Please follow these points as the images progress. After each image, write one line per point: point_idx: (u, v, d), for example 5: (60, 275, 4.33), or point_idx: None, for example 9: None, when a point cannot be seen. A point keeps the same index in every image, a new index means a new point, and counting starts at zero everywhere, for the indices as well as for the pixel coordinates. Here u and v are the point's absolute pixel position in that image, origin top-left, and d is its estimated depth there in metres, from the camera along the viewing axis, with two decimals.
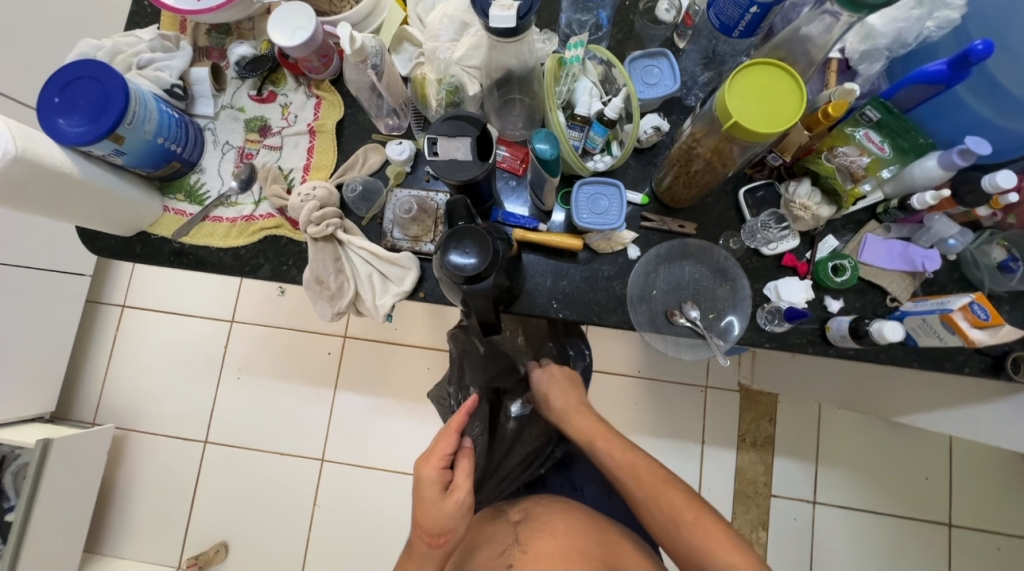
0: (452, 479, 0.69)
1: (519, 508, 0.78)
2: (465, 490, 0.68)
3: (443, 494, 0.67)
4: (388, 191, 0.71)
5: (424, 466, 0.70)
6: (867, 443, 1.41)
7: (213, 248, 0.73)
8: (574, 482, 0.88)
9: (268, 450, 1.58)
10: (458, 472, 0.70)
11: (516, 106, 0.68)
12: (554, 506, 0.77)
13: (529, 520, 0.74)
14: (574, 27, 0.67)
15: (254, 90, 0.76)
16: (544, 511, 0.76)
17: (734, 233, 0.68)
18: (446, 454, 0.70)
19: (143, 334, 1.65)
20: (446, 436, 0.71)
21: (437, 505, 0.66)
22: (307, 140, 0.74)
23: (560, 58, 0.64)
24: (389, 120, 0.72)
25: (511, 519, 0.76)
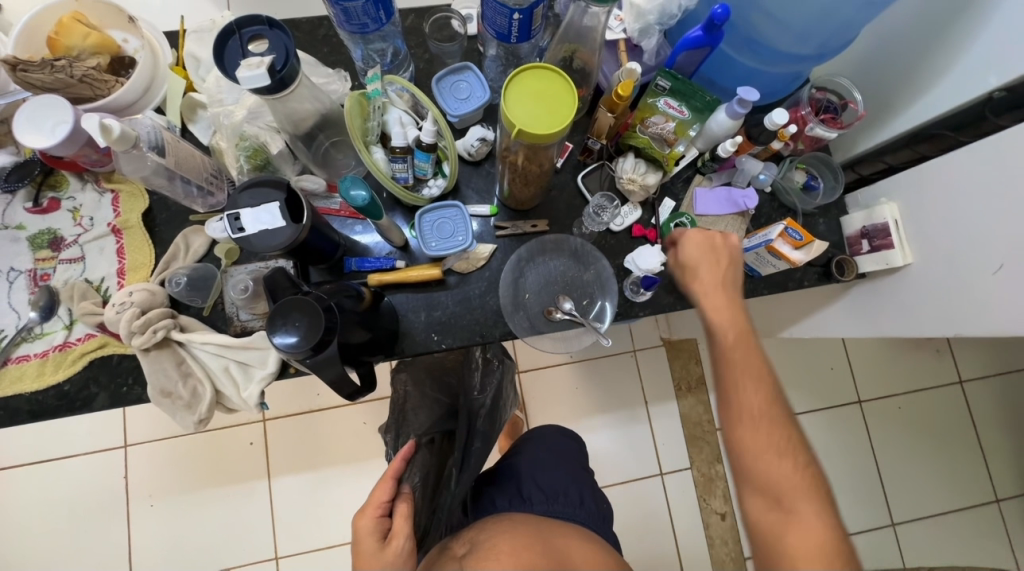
0: (391, 526, 0.68)
1: (464, 541, 0.75)
2: (404, 534, 0.67)
3: (382, 543, 0.67)
4: (221, 272, 0.64)
5: (361, 518, 0.68)
6: (779, 355, 1.56)
7: (27, 393, 0.62)
8: (523, 492, 0.84)
9: (211, 569, 1.41)
10: (396, 518, 0.69)
11: (342, 149, 0.65)
12: (501, 528, 0.75)
13: (475, 550, 0.70)
14: (370, 59, 0.65)
15: (29, 200, 0.65)
16: (489, 537, 0.73)
17: (582, 220, 0.71)
18: (384, 502, 0.70)
19: (15, 496, 1.39)
20: (382, 485, 0.71)
21: (376, 556, 0.65)
22: (113, 241, 0.65)
23: (362, 94, 0.61)
24: (204, 199, 0.65)
25: (457, 554, 0.72)
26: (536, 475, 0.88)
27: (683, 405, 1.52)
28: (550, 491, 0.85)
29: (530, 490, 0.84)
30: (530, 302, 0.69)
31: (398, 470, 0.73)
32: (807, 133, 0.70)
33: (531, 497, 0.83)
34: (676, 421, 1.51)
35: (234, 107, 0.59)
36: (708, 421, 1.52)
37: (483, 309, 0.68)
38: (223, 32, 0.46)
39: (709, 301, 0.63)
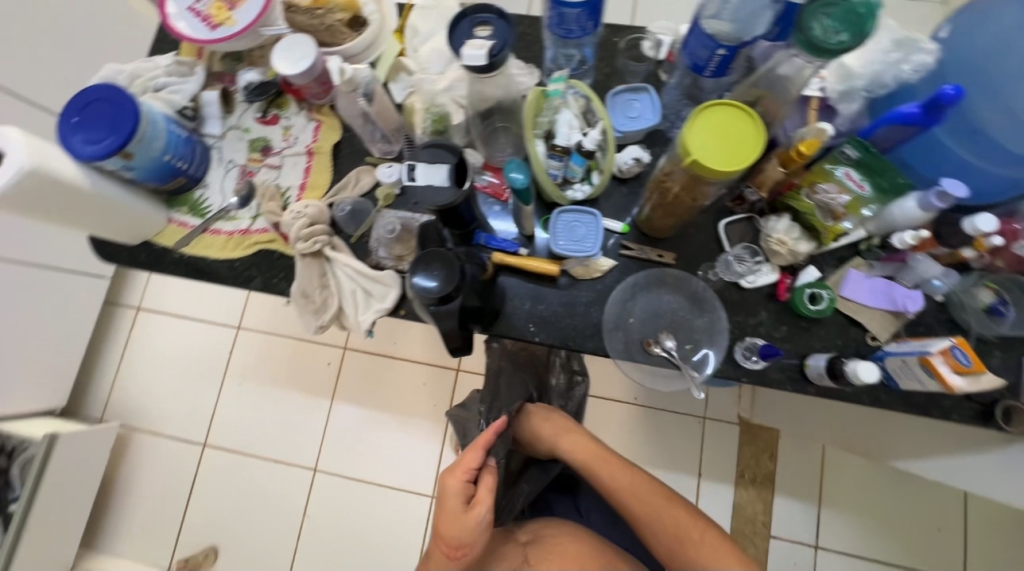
0: (475, 493, 0.80)
1: (528, 530, 0.91)
2: (485, 505, 0.78)
3: (466, 507, 0.78)
4: (375, 211, 0.73)
5: (453, 478, 0.80)
6: (873, 486, 1.37)
7: (211, 259, 0.76)
8: (579, 507, 0.99)
9: (263, 457, 1.60)
10: (480, 488, 0.80)
11: (501, 135, 0.69)
12: (562, 527, 0.89)
13: (537, 540, 0.87)
14: (560, 61, 0.69)
15: (260, 112, 0.80)
16: (551, 532, 0.88)
17: (712, 264, 0.69)
18: (472, 469, 0.81)
19: (154, 336, 1.71)
20: (473, 453, 0.82)
21: (460, 516, 0.77)
22: (304, 161, 0.78)
23: (543, 91, 0.65)
24: (382, 145, 0.75)
25: (521, 541, 0.89)
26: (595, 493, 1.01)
27: (739, 495, 1.39)
28: (608, 514, 0.97)
29: (587, 508, 0.98)
30: (631, 327, 0.68)
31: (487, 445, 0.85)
32: (1012, 251, 0.61)
33: (586, 512, 0.98)
34: (727, 508, 1.39)
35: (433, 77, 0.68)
36: (762, 523, 1.37)
37: (584, 318, 0.69)
38: (459, 14, 0.52)
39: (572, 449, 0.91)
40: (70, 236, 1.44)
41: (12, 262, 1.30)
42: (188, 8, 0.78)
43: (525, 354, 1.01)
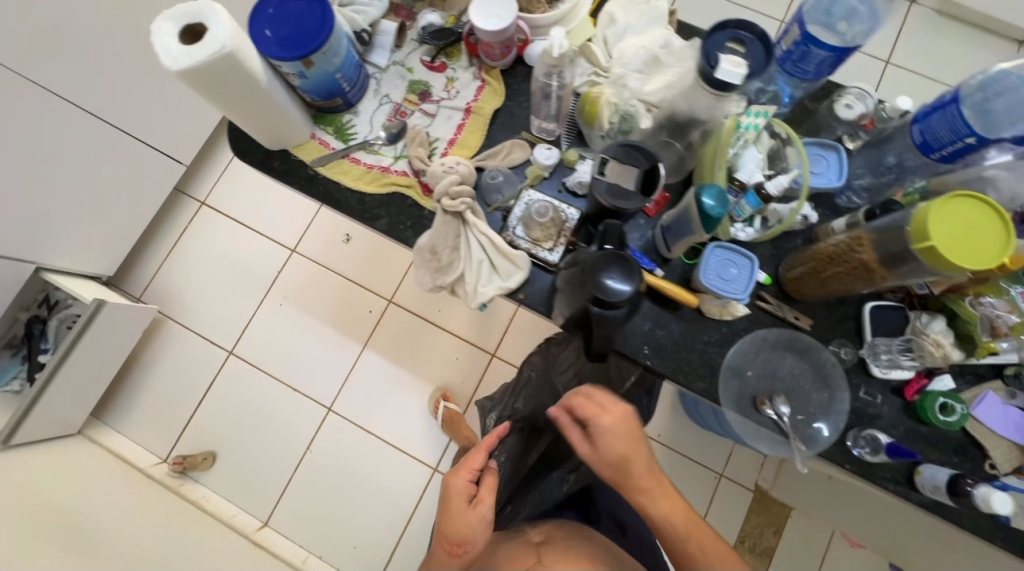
0: (477, 493, 0.74)
1: (541, 529, 0.85)
2: (487, 505, 0.73)
3: (469, 505, 0.73)
4: (521, 188, 0.72)
5: (456, 477, 0.75)
6: None
7: (343, 186, 0.75)
8: (591, 514, 0.93)
9: (282, 381, 1.61)
10: (484, 488, 0.74)
11: (671, 152, 0.67)
12: (577, 532, 0.84)
13: (551, 543, 0.80)
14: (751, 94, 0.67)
15: (428, 56, 0.78)
16: (566, 536, 0.82)
17: (847, 342, 0.66)
18: (475, 470, 0.76)
19: (210, 234, 1.72)
20: (478, 453, 0.77)
21: (462, 513, 0.72)
22: (460, 117, 0.76)
23: (737, 121, 0.61)
24: (544, 122, 0.73)
25: (533, 539, 0.82)
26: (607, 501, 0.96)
27: None
28: (617, 523, 0.93)
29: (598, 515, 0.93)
30: (747, 380, 0.66)
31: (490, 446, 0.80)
32: None
33: (598, 519, 0.92)
34: None
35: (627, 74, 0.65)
36: None
37: (701, 357, 0.67)
38: (721, 24, 0.48)
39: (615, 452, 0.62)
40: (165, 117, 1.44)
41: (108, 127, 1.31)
42: None
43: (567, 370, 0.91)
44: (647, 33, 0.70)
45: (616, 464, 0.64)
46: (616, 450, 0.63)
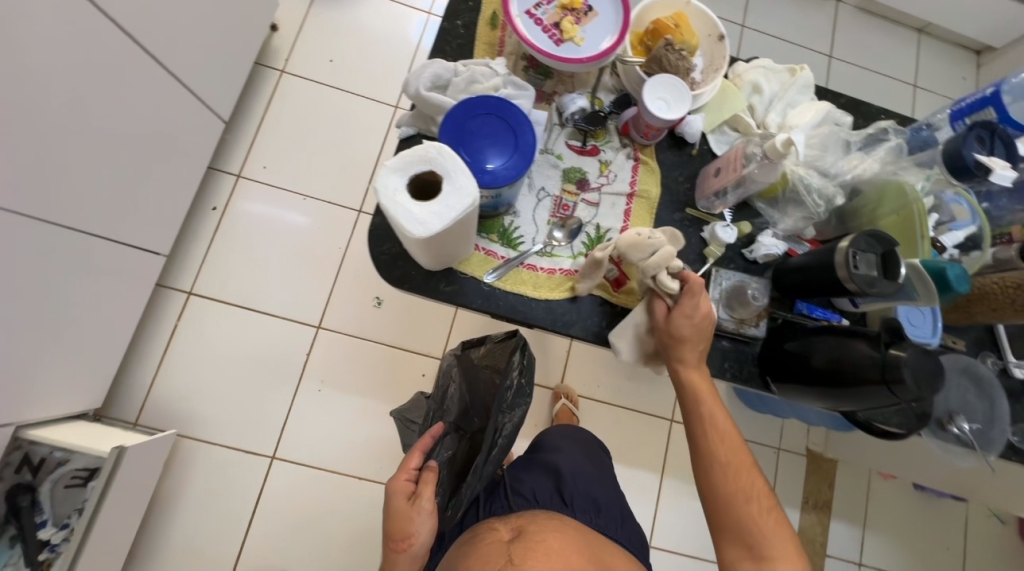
0: (418, 489, 0.79)
1: (511, 525, 0.82)
2: (427, 497, 0.77)
3: (410, 501, 0.77)
4: (709, 269, 0.72)
5: (395, 478, 0.79)
6: (924, 524, 1.48)
7: (526, 297, 0.69)
8: (564, 496, 0.87)
9: (340, 472, 1.44)
10: (424, 483, 0.79)
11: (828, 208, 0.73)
12: (548, 525, 0.80)
13: (524, 537, 0.77)
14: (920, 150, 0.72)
15: (576, 140, 0.74)
16: (538, 529, 0.78)
17: (991, 354, 0.78)
18: (414, 468, 0.81)
19: (209, 327, 1.46)
20: (416, 453, 0.82)
21: (403, 510, 0.76)
22: (624, 202, 0.74)
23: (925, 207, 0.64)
24: (712, 200, 0.73)
25: (504, 537, 0.79)
26: (578, 479, 0.91)
27: None
28: (593, 503, 0.88)
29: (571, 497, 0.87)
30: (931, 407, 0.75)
31: (427, 445, 0.84)
32: None
33: (572, 502, 0.86)
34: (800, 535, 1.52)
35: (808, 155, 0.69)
36: (822, 544, 1.42)
37: None
38: (969, 131, 0.62)
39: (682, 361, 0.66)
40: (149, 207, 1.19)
41: (93, 235, 1.06)
42: (527, 12, 0.69)
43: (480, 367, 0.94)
44: (798, 104, 0.74)
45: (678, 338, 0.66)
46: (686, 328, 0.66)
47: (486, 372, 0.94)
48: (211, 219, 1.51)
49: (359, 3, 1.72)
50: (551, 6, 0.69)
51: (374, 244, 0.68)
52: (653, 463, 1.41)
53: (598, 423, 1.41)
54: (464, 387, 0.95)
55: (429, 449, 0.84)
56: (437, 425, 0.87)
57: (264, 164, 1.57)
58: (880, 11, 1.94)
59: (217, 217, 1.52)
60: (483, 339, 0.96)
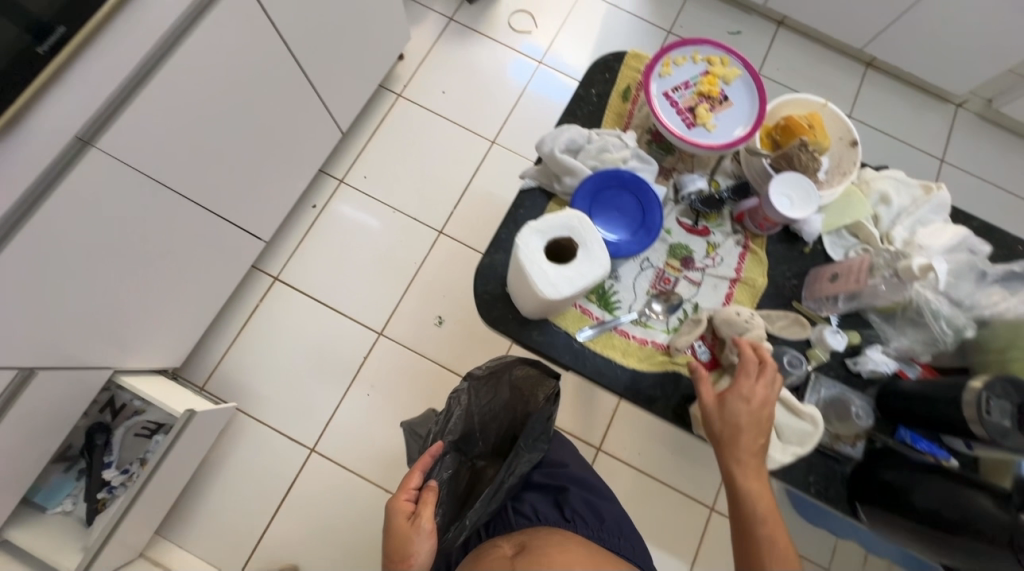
0: (418, 509, 0.73)
1: (514, 541, 0.77)
2: (428, 518, 0.72)
3: (410, 520, 0.72)
4: (809, 372, 0.69)
5: (394, 497, 0.74)
6: None
7: (613, 362, 0.69)
8: (566, 511, 0.83)
9: (370, 479, 1.46)
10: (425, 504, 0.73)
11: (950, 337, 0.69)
12: (553, 539, 0.76)
13: (528, 552, 0.73)
14: None
15: (688, 218, 0.75)
16: (542, 545, 0.74)
17: None
18: (414, 488, 0.75)
19: (285, 313, 1.57)
20: (415, 471, 0.77)
21: (403, 532, 0.71)
22: (726, 287, 0.73)
23: None
24: (822, 303, 0.71)
25: (507, 553, 0.75)
26: (583, 493, 0.86)
27: None
28: (598, 518, 0.83)
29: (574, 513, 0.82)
30: None
31: (428, 464, 0.79)
32: None
33: (575, 518, 0.81)
34: None
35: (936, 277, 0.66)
36: None
37: None
38: None
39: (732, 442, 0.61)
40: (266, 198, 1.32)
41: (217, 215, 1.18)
42: (664, 94, 0.73)
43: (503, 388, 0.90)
44: (929, 222, 0.71)
45: (740, 427, 0.61)
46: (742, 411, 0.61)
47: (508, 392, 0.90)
48: (309, 215, 1.65)
49: (478, 44, 1.87)
50: (689, 91, 0.72)
51: (478, 282, 0.71)
52: (688, 551, 1.32)
53: (635, 492, 1.35)
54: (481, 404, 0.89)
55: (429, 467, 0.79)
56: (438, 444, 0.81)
57: (365, 174, 1.70)
58: (1003, 123, 1.86)
59: (314, 214, 1.65)
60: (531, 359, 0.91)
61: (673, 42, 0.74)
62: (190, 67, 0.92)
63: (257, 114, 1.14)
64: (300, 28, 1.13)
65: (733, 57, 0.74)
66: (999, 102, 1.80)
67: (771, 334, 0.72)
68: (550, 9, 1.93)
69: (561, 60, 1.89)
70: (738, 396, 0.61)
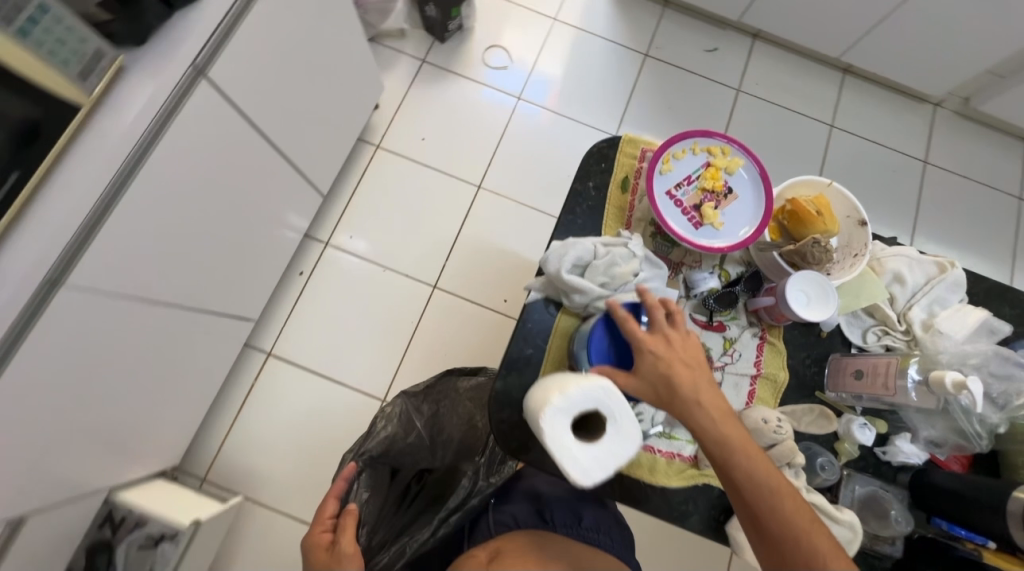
0: (336, 535, 0.74)
1: (488, 547, 0.73)
2: (348, 542, 0.73)
3: (329, 548, 0.73)
4: (841, 471, 0.68)
5: (310, 532, 0.75)
6: None
7: (641, 481, 0.67)
8: (545, 514, 0.80)
9: None
10: (343, 529, 0.74)
11: None
12: (526, 546, 0.72)
13: (500, 559, 0.69)
14: None
15: (702, 315, 0.72)
16: (514, 551, 0.70)
17: None
18: (331, 517, 0.77)
19: (283, 389, 1.51)
20: (330, 500, 0.79)
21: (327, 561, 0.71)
22: (747, 384, 0.71)
23: None
24: (848, 394, 0.69)
25: (480, 560, 0.70)
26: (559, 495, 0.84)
27: None
28: (574, 514, 0.81)
29: (552, 514, 0.79)
30: None
31: (341, 490, 0.81)
32: None
33: (553, 519, 0.79)
34: None
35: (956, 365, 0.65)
36: None
37: None
38: None
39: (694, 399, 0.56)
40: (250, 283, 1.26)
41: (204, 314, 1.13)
42: (667, 193, 0.70)
43: (453, 408, 1.00)
44: (948, 302, 0.70)
45: (678, 379, 0.56)
46: (681, 363, 0.57)
47: (461, 412, 0.99)
48: (296, 283, 1.59)
49: (453, 84, 1.82)
50: (691, 187, 0.70)
51: (493, 410, 0.68)
52: None
53: None
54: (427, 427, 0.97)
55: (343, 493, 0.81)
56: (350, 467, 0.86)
57: (351, 233, 1.65)
58: (980, 119, 1.89)
59: (302, 281, 1.60)
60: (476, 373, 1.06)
61: (673, 136, 0.71)
62: (166, 180, 0.85)
63: (237, 206, 1.08)
64: (272, 110, 1.07)
65: (736, 143, 0.72)
66: (976, 100, 1.82)
67: (796, 430, 0.70)
68: (523, 40, 1.89)
69: (539, 93, 1.85)
70: (665, 346, 0.58)
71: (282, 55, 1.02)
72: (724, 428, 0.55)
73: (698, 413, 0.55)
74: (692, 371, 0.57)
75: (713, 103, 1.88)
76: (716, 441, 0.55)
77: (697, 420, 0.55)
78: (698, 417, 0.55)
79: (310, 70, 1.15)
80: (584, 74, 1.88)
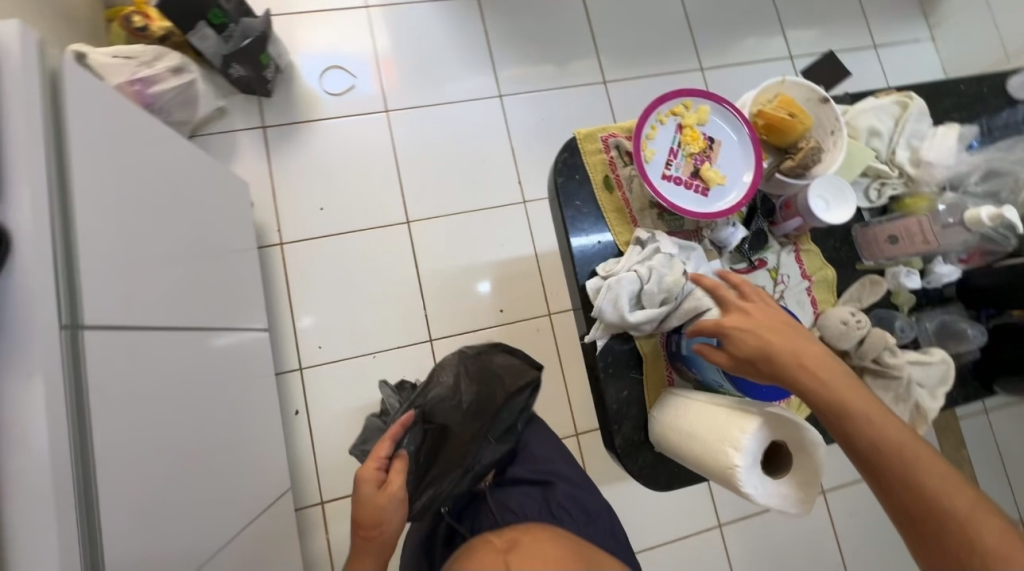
0: (386, 477, 0.92)
1: (505, 535, 0.66)
2: (395, 485, 0.91)
3: (377, 488, 0.91)
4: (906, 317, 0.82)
5: (365, 467, 0.92)
6: None
7: None
8: (551, 507, 0.94)
9: None
10: (392, 472, 0.93)
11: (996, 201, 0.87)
12: (542, 535, 0.66)
13: (520, 545, 0.62)
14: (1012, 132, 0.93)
15: (744, 262, 0.79)
16: (533, 540, 0.64)
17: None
18: (382, 459, 0.94)
19: None
20: (387, 443, 0.96)
21: (371, 496, 0.89)
22: (806, 293, 0.80)
23: None
24: (885, 252, 0.83)
25: (499, 547, 0.63)
26: (571, 490, 0.98)
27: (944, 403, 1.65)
28: (584, 513, 0.95)
29: (559, 508, 0.93)
30: None
31: (397, 435, 0.98)
32: None
33: (559, 515, 0.92)
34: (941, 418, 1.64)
35: (942, 180, 0.86)
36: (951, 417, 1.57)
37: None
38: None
39: (773, 337, 0.67)
40: (253, 468, 1.12)
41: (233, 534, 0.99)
42: (663, 177, 0.73)
43: (494, 370, 1.08)
44: (921, 131, 0.87)
45: (753, 328, 0.68)
46: (754, 320, 0.69)
47: (506, 373, 1.08)
48: (300, 423, 1.45)
49: (312, 133, 1.58)
50: (681, 159, 0.73)
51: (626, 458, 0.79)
52: None
53: None
54: (474, 387, 1.06)
55: (399, 439, 0.98)
56: (409, 415, 1.01)
57: (318, 343, 1.49)
58: None
59: (304, 418, 1.45)
60: (512, 351, 1.11)
61: (641, 117, 0.72)
62: (115, 453, 0.73)
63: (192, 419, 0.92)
64: (156, 302, 0.88)
65: (690, 97, 0.75)
66: None
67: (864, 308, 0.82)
68: (351, 47, 1.66)
69: (401, 93, 1.66)
70: (739, 312, 0.69)
71: (131, 241, 0.85)
72: (805, 356, 0.67)
73: (777, 346, 0.67)
74: (767, 321, 0.69)
75: (563, 13, 1.80)
76: (799, 362, 0.67)
77: (786, 354, 0.67)
78: (777, 352, 0.67)
79: (167, 231, 0.97)
80: (431, 49, 1.71)
